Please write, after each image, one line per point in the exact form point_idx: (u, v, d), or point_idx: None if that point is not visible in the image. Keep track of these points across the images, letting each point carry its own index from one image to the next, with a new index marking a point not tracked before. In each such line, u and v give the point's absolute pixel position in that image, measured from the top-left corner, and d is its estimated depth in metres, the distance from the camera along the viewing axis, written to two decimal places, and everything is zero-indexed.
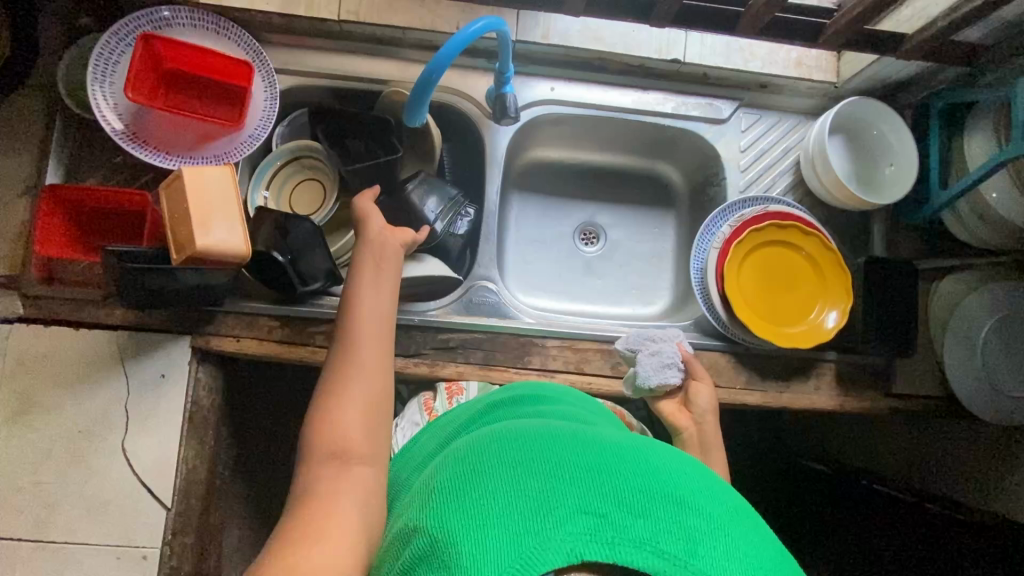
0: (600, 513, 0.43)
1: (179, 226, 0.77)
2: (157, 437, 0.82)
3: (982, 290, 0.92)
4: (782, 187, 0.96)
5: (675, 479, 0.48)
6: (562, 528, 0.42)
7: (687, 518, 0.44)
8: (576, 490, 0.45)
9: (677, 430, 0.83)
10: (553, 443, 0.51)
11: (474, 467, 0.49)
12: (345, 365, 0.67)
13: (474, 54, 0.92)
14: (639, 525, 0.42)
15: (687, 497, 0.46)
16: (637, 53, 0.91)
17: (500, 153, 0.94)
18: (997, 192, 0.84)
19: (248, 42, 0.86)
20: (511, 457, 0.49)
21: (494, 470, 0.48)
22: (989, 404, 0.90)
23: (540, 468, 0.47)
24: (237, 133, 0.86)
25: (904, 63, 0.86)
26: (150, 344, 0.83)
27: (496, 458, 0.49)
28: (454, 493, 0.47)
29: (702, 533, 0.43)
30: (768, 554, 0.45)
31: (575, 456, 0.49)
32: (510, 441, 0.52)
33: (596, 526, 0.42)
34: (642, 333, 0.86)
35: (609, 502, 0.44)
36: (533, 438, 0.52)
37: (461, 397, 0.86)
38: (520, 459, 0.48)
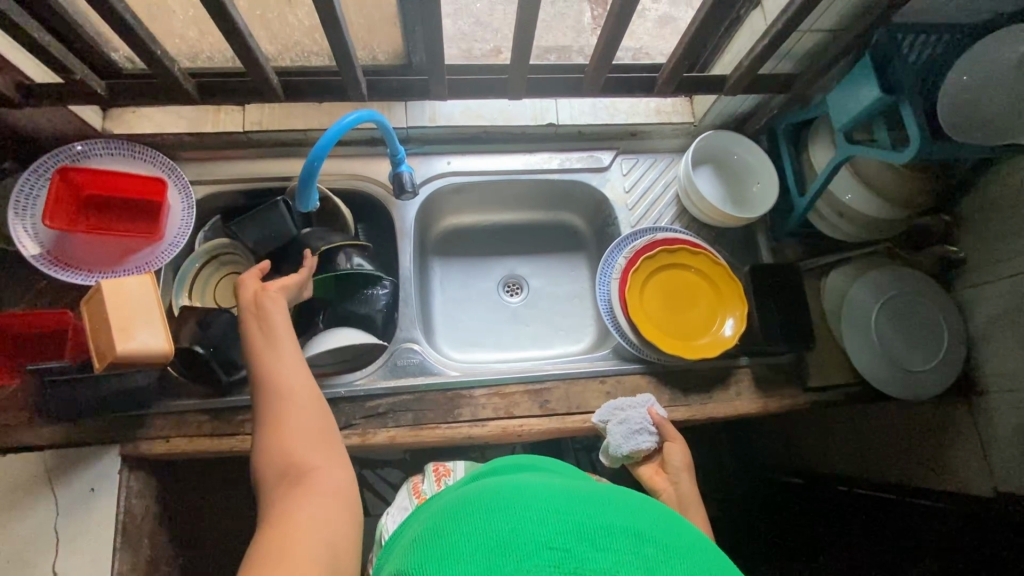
0: (565, 547, 0.46)
1: (100, 336, 0.81)
2: (87, 555, 0.80)
3: (862, 279, 1.01)
4: (669, 216, 1.06)
5: (638, 516, 0.51)
6: (528, 561, 0.45)
7: (645, 548, 0.48)
8: (544, 524, 0.48)
9: (656, 492, 0.86)
10: (526, 487, 0.54)
11: (453, 514, 0.52)
12: (270, 401, 0.68)
13: (373, 143, 1.03)
14: (599, 556, 0.46)
15: (647, 531, 0.49)
16: (515, 123, 1.04)
17: (409, 225, 1.02)
18: (850, 193, 0.95)
19: (162, 161, 0.95)
20: (487, 501, 0.52)
21: (470, 514, 0.51)
22: (895, 382, 0.95)
23: (510, 507, 0.50)
24: (157, 243, 0.92)
25: (740, 98, 1.01)
26: (79, 459, 0.84)
27: (472, 505, 0.53)
28: (433, 538, 0.50)
29: (658, 561, 0.47)
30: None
31: (546, 495, 0.52)
32: (488, 489, 0.55)
33: (561, 558, 0.46)
34: (611, 403, 0.91)
35: (574, 536, 0.47)
36: (507, 485, 0.55)
37: (449, 478, 0.91)
38: (494, 502, 0.52)
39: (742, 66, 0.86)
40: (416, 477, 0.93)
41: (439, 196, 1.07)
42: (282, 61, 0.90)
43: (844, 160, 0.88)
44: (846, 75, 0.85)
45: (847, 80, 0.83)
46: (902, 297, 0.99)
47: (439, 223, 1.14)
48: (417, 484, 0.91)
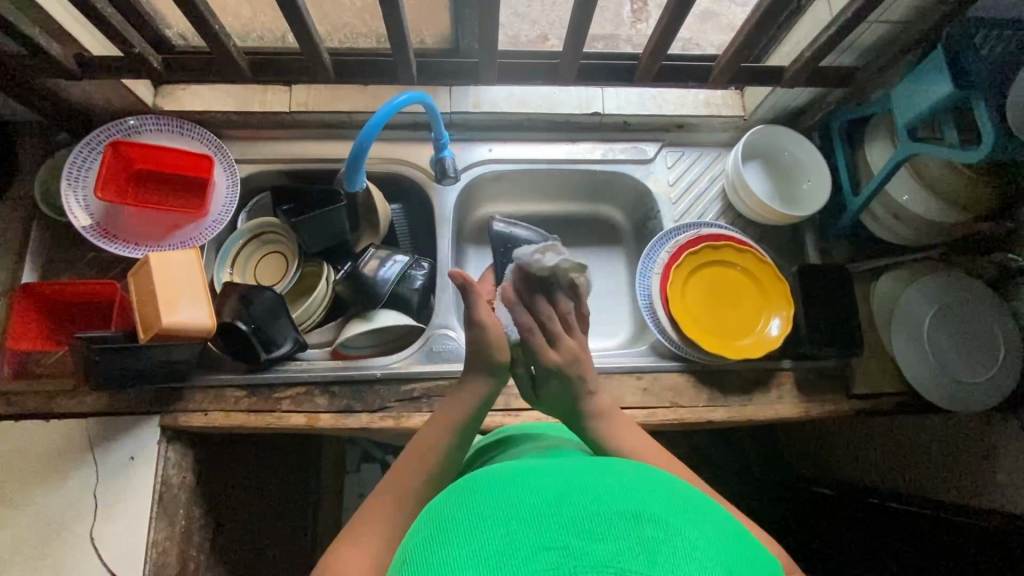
0: (563, 545, 0.41)
1: (146, 307, 0.82)
2: (125, 523, 0.82)
3: (916, 285, 0.96)
4: (714, 212, 1.04)
5: (630, 493, 0.47)
6: (523, 568, 0.40)
7: (642, 529, 0.43)
8: (536, 525, 0.43)
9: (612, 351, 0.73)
10: (509, 483, 0.49)
11: (433, 527, 0.47)
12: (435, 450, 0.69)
13: (415, 127, 1.03)
14: (598, 548, 0.41)
15: (642, 510, 0.45)
16: (559, 111, 1.03)
17: (448, 211, 1.01)
18: (908, 194, 0.92)
19: (209, 138, 0.96)
20: (468, 508, 0.47)
21: (453, 524, 0.45)
22: (946, 394, 0.91)
23: (497, 512, 0.45)
24: (202, 219, 0.93)
25: (795, 92, 0.97)
26: (120, 427, 0.85)
27: (453, 512, 0.47)
28: (416, 556, 0.44)
29: (660, 542, 0.42)
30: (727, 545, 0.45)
31: (530, 490, 0.47)
32: (468, 492, 0.49)
33: (560, 557, 0.40)
34: None
35: (568, 530, 0.42)
36: (486, 483, 0.50)
37: None
38: (477, 508, 0.46)
39: (802, 57, 0.83)
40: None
41: (479, 184, 1.06)
42: (331, 42, 0.90)
43: (904, 159, 0.84)
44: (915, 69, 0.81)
45: (917, 73, 0.79)
46: (958, 306, 0.94)
47: (477, 211, 1.13)
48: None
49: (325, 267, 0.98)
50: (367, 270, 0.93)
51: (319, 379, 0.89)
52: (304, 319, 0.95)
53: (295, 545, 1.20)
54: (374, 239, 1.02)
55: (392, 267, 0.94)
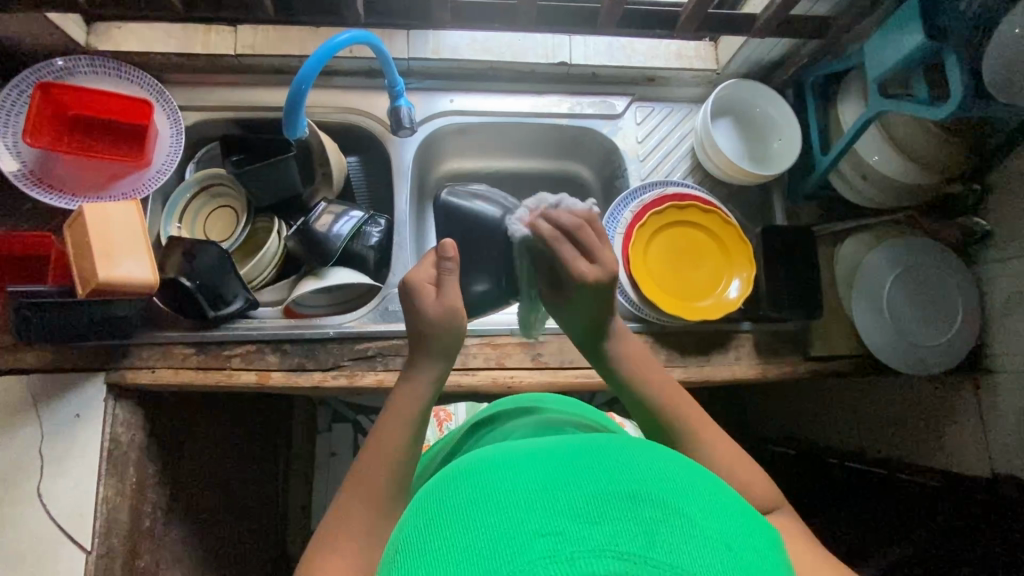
0: (559, 530, 0.41)
1: (82, 261, 0.78)
2: (73, 479, 0.81)
3: (879, 247, 0.96)
4: (681, 171, 1.01)
5: (627, 473, 0.46)
6: (520, 558, 0.39)
7: (641, 510, 0.43)
8: (531, 513, 0.43)
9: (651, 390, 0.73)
10: (501, 470, 0.48)
11: (430, 514, 0.47)
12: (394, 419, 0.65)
13: (371, 74, 0.97)
14: (595, 531, 0.41)
15: (639, 489, 0.45)
16: (524, 60, 0.98)
17: (407, 165, 0.97)
18: (877, 154, 0.90)
19: (150, 82, 0.90)
20: (465, 498, 0.46)
21: (452, 513, 0.45)
22: (900, 356, 0.92)
23: (491, 503, 0.45)
24: (144, 170, 0.89)
25: (770, 44, 0.93)
26: (64, 385, 0.83)
27: (447, 502, 0.47)
28: (410, 550, 0.44)
29: (658, 521, 0.42)
30: (728, 518, 0.46)
31: (524, 476, 0.47)
32: (464, 478, 0.49)
33: (557, 544, 0.40)
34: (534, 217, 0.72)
35: (565, 515, 0.42)
36: (480, 469, 0.49)
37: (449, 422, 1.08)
38: (470, 499, 0.46)
39: (774, 4, 0.78)
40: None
41: (440, 137, 1.01)
42: None
43: (874, 116, 0.81)
44: (888, 20, 0.77)
45: (890, 24, 0.75)
46: (920, 268, 0.94)
47: (441, 167, 1.08)
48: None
49: (276, 222, 0.94)
50: (318, 225, 0.90)
51: (270, 338, 0.87)
52: (254, 275, 0.92)
53: (262, 500, 1.22)
54: (329, 194, 0.98)
55: (346, 223, 0.90)
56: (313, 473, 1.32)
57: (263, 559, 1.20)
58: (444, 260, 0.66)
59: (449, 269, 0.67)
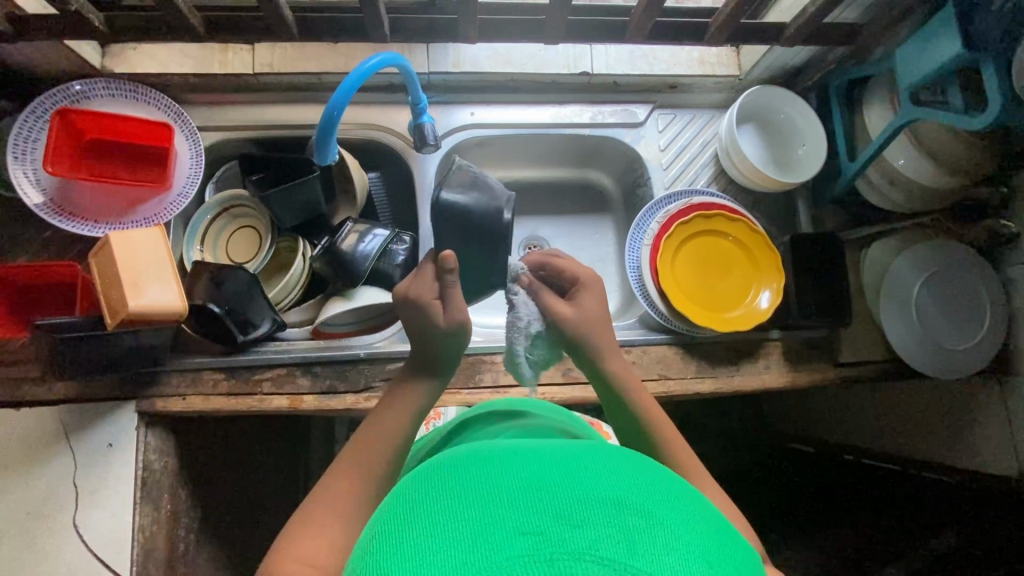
0: (539, 530, 0.40)
1: (110, 291, 0.77)
2: (108, 509, 0.80)
3: (906, 252, 0.95)
4: (705, 179, 1.01)
5: (614, 479, 0.45)
6: (497, 555, 0.39)
7: (625, 517, 0.41)
8: (513, 510, 0.42)
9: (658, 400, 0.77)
10: (485, 465, 0.47)
11: (409, 502, 0.46)
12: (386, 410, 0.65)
13: (391, 89, 0.96)
14: (577, 535, 0.39)
15: (624, 497, 0.43)
16: (546, 71, 0.96)
17: (430, 181, 0.96)
18: (904, 159, 0.89)
19: (166, 104, 0.89)
20: (446, 487, 0.46)
21: (431, 501, 0.44)
22: (929, 361, 0.92)
23: (472, 496, 0.44)
24: (165, 194, 0.88)
25: (794, 50, 0.92)
26: (96, 414, 0.82)
27: (427, 492, 0.46)
28: (386, 536, 0.43)
29: (641, 531, 0.41)
30: (714, 535, 0.44)
31: (509, 473, 0.46)
32: (448, 469, 0.48)
33: (536, 544, 0.39)
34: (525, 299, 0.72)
35: (547, 515, 0.41)
36: (464, 464, 0.48)
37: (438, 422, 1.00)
38: (451, 490, 0.45)
39: (804, 13, 0.77)
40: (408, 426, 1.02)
41: (461, 151, 1.00)
42: None
43: (905, 124, 0.80)
44: (921, 26, 0.76)
45: (924, 33, 0.74)
46: (946, 272, 0.94)
47: None
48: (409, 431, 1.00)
49: (301, 242, 0.93)
50: (344, 245, 0.88)
51: (301, 360, 0.86)
52: (282, 298, 0.91)
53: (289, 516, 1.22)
54: (352, 212, 0.97)
55: (372, 242, 0.90)
56: None
57: None
58: (447, 273, 0.62)
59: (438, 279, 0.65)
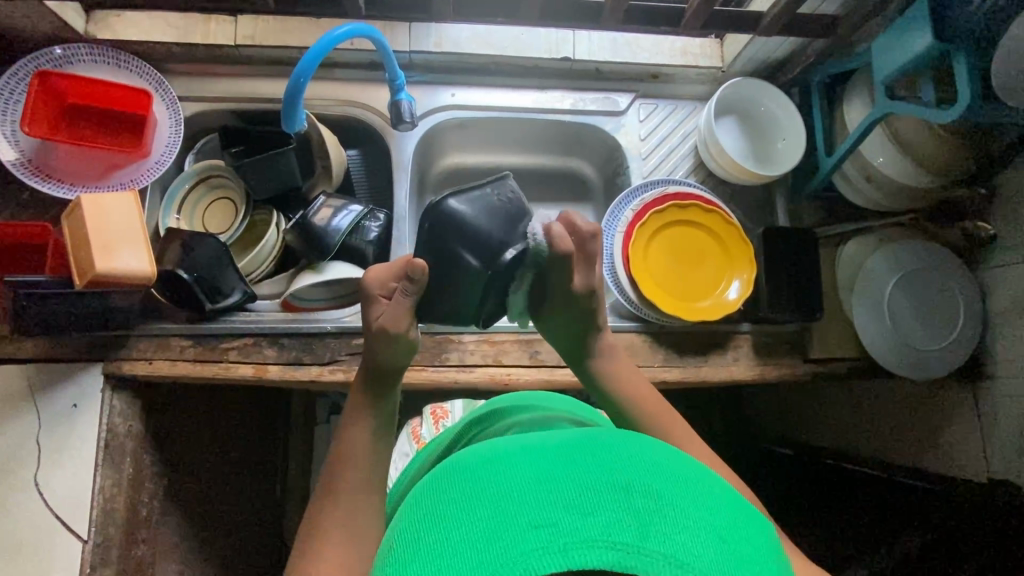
0: (552, 521, 0.41)
1: (79, 252, 0.78)
2: (70, 469, 0.81)
3: (882, 250, 0.95)
4: (684, 170, 1.00)
5: (622, 464, 0.46)
6: (515, 550, 0.40)
7: (635, 501, 0.43)
8: (523, 505, 0.43)
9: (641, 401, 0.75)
10: (495, 463, 0.48)
11: (426, 509, 0.47)
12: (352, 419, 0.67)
13: (372, 67, 0.96)
14: (589, 522, 0.41)
15: (632, 481, 0.44)
16: (527, 55, 0.96)
17: (407, 160, 0.96)
18: (882, 156, 0.89)
19: (148, 72, 0.90)
20: (459, 490, 0.47)
21: (447, 507, 0.45)
22: (899, 359, 0.92)
23: (484, 495, 0.45)
24: (143, 161, 0.89)
25: (776, 43, 0.92)
26: (62, 374, 0.83)
27: (442, 496, 0.47)
28: (408, 544, 0.45)
29: (652, 512, 0.42)
30: (725, 507, 0.45)
31: (519, 469, 0.47)
32: (460, 471, 0.49)
33: (551, 537, 0.40)
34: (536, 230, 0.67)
35: (558, 507, 0.42)
36: (475, 463, 0.50)
37: (447, 419, 0.97)
38: (463, 493, 0.46)
39: (781, 2, 0.77)
40: (416, 422, 0.99)
41: (440, 131, 1.00)
42: None
43: (880, 118, 0.80)
44: (899, 18, 0.76)
45: (900, 24, 0.74)
46: (922, 273, 0.93)
47: (441, 161, 1.07)
48: (416, 429, 0.97)
49: (275, 215, 0.94)
50: (317, 219, 0.89)
51: (267, 331, 0.87)
52: (253, 268, 0.92)
53: (260, 491, 1.23)
54: (328, 187, 0.97)
55: (345, 217, 0.90)
56: (311, 462, 1.33)
57: (259, 548, 1.21)
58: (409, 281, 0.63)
59: (410, 290, 0.63)
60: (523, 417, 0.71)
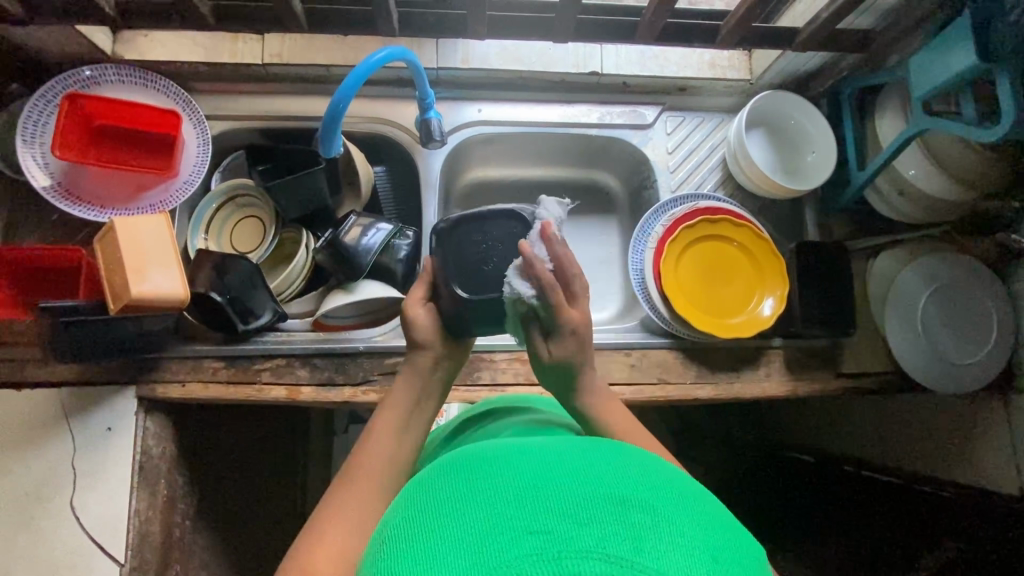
0: (547, 529, 0.38)
1: (114, 276, 0.78)
2: (106, 493, 0.81)
3: (914, 263, 0.94)
4: (712, 183, 1.00)
5: (622, 478, 0.44)
6: (504, 556, 0.37)
7: (632, 515, 0.40)
8: (519, 511, 0.40)
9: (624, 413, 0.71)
10: (493, 463, 0.46)
11: (417, 505, 0.45)
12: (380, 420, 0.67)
13: (399, 84, 0.96)
14: (584, 533, 0.38)
15: (629, 494, 0.42)
16: (555, 70, 0.96)
17: (435, 176, 0.95)
18: (914, 169, 0.88)
19: (176, 92, 0.89)
20: (453, 490, 0.44)
21: (440, 505, 0.43)
22: (934, 374, 0.91)
23: (478, 496, 0.42)
24: (172, 181, 0.89)
25: (807, 56, 0.91)
26: (96, 397, 0.83)
27: (435, 493, 0.45)
28: (395, 540, 0.42)
29: (649, 529, 0.39)
30: (725, 539, 0.42)
31: (516, 471, 0.44)
32: (457, 470, 0.47)
33: (544, 543, 0.37)
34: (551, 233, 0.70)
35: (553, 513, 0.39)
36: (472, 460, 0.47)
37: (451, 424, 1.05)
38: (457, 492, 0.44)
39: (818, 18, 0.76)
40: None
41: (467, 147, 1.00)
42: None
43: (917, 134, 0.79)
44: (938, 35, 0.75)
45: (939, 41, 0.73)
46: (954, 286, 0.93)
47: (466, 175, 1.07)
48: None
49: (304, 234, 0.94)
50: (348, 238, 0.88)
51: (300, 351, 0.86)
52: (284, 288, 0.91)
53: (286, 505, 1.23)
54: (356, 205, 0.97)
55: (375, 235, 0.90)
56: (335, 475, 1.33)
57: None
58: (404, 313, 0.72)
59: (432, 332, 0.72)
60: (513, 419, 0.70)
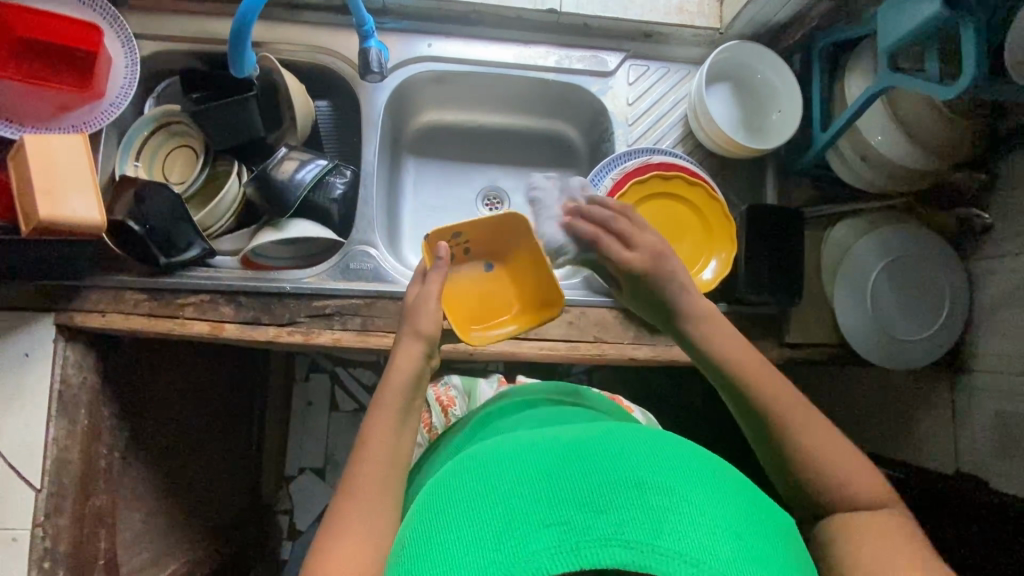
0: (565, 520, 0.41)
1: (25, 195, 0.75)
2: (23, 418, 0.80)
3: (871, 235, 0.90)
4: (671, 140, 0.95)
5: (636, 462, 0.45)
6: (523, 549, 0.39)
7: (647, 496, 0.42)
8: (535, 506, 0.42)
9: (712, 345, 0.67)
10: (505, 458, 0.49)
11: (434, 506, 0.47)
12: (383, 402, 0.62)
13: (342, 10, 0.89)
14: (600, 521, 0.40)
15: (645, 477, 0.44)
16: (510, 4, 0.89)
17: (378, 114, 0.91)
18: (881, 134, 0.83)
19: (102, 5, 0.84)
20: (469, 485, 0.47)
21: (455, 505, 0.45)
22: (878, 349, 0.89)
23: (496, 493, 0.45)
24: (97, 102, 0.84)
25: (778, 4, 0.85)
26: (13, 323, 0.81)
27: (451, 491, 0.47)
28: (417, 543, 0.44)
29: (665, 509, 0.41)
30: (746, 511, 0.44)
31: (528, 466, 0.46)
32: (471, 468, 0.49)
33: (563, 534, 0.40)
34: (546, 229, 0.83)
35: (570, 506, 0.42)
36: (486, 459, 0.50)
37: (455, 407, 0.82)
38: (474, 490, 0.46)
39: None
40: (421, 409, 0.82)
41: (416, 84, 0.94)
42: None
43: (881, 91, 0.74)
44: None
45: None
46: (909, 260, 0.89)
47: (419, 117, 1.02)
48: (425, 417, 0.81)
49: (236, 166, 0.89)
50: (278, 172, 0.84)
51: (226, 288, 0.84)
52: (212, 223, 0.88)
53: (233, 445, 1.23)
54: (295, 141, 0.90)
55: (311, 171, 0.86)
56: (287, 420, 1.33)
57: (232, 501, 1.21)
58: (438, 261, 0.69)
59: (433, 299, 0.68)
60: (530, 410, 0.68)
